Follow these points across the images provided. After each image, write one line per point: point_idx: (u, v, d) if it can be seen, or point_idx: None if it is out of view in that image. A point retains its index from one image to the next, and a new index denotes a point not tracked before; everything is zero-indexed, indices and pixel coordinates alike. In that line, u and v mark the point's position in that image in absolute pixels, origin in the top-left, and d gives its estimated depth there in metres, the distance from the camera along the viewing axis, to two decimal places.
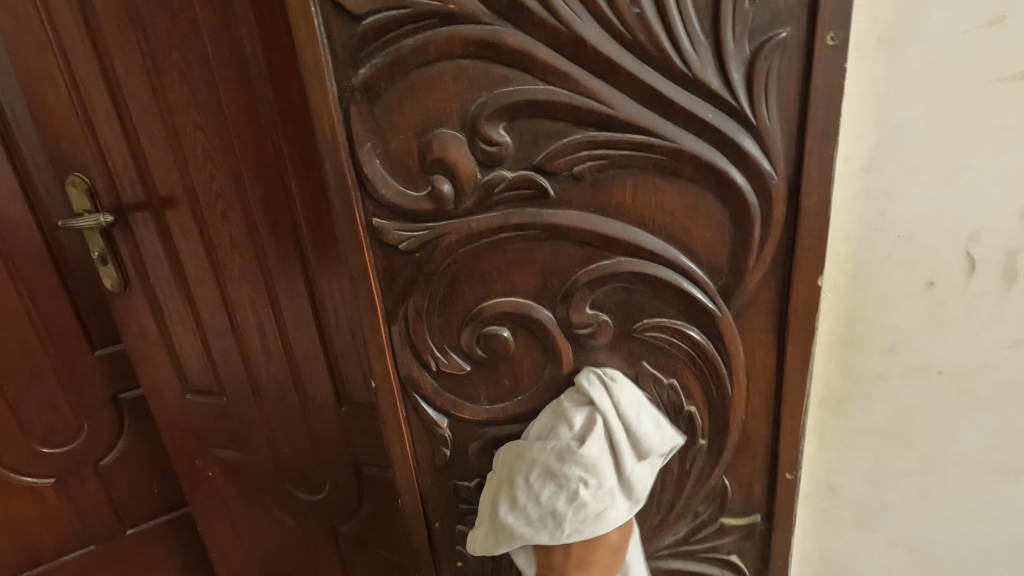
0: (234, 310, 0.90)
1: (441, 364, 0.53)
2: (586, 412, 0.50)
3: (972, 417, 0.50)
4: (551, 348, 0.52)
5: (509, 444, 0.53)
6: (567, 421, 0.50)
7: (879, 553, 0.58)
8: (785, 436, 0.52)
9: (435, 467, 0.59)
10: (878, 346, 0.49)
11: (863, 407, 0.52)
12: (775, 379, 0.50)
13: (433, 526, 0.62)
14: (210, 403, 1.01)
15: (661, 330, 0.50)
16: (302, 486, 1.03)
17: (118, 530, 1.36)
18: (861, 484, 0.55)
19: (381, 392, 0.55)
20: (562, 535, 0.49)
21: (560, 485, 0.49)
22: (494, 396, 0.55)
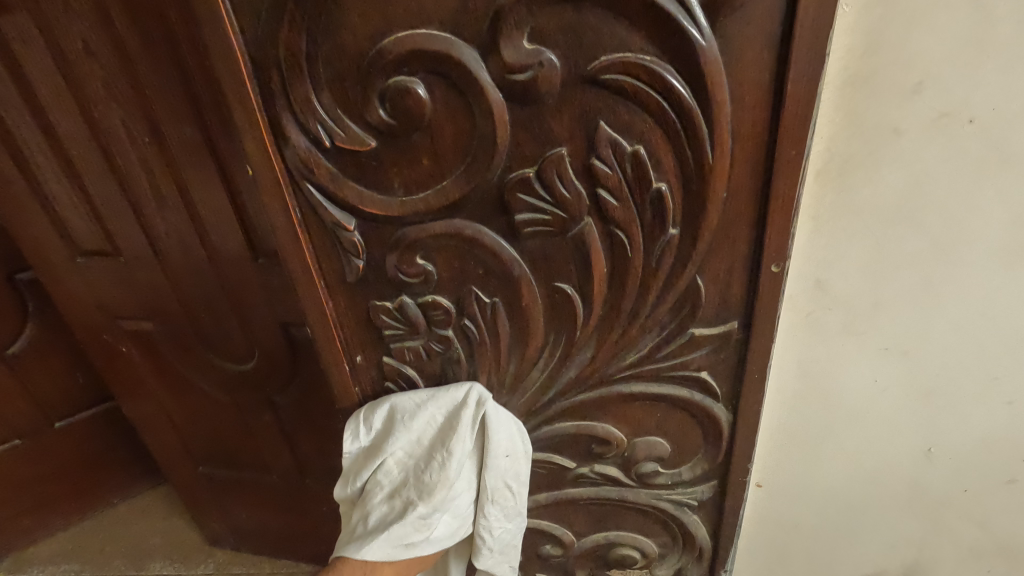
0: (110, 146, 0.73)
1: (336, 137, 0.41)
2: (472, 433, 0.50)
3: (1000, 183, 0.41)
4: (480, 106, 0.39)
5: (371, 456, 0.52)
6: (449, 453, 0.49)
7: (864, 361, 0.51)
8: (774, 216, 0.42)
9: (348, 288, 0.48)
10: (899, 87, 0.38)
11: (870, 175, 0.41)
12: (766, 139, 0.39)
13: (356, 361, 0.53)
14: (106, 268, 0.87)
15: (624, 71, 0.37)
16: (230, 358, 0.92)
17: (43, 425, 1.24)
18: (857, 279, 0.46)
19: (264, 184, 0.43)
20: (410, 539, 0.49)
21: (421, 510, 0.50)
22: (411, 184, 0.42)
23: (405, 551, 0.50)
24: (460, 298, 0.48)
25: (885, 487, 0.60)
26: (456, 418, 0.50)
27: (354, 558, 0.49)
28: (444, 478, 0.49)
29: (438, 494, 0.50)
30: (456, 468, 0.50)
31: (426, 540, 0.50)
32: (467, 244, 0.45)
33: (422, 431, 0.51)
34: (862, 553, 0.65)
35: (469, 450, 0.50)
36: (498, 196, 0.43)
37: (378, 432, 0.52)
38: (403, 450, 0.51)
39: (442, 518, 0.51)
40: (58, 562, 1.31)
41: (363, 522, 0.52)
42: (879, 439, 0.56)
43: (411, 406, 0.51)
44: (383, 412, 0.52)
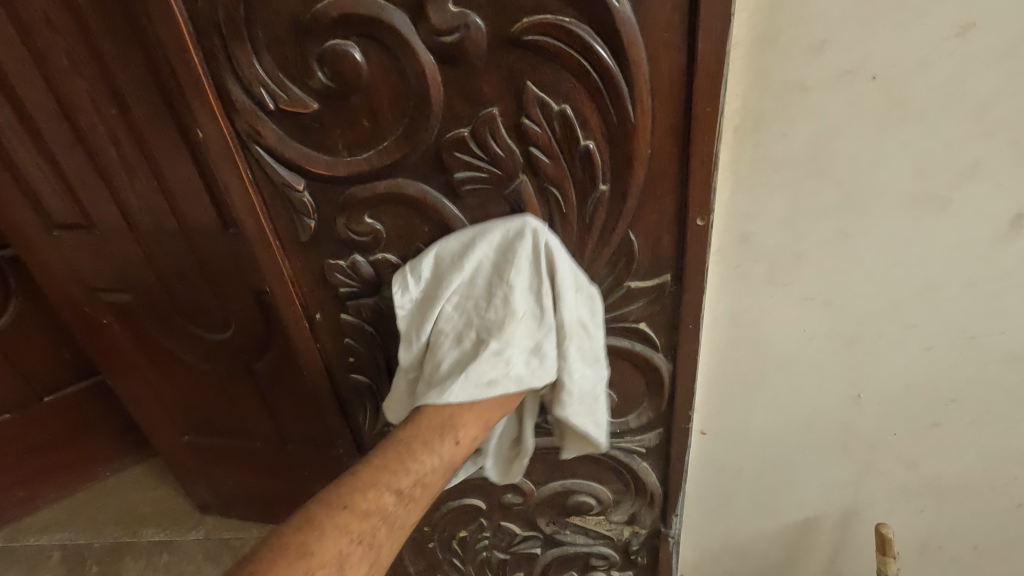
0: (78, 119, 0.75)
1: (279, 101, 0.43)
2: (529, 270, 0.46)
3: (903, 135, 0.43)
4: (413, 68, 0.41)
5: (427, 295, 0.49)
6: (507, 284, 0.46)
7: (793, 310, 0.54)
8: (695, 171, 0.44)
9: (302, 247, 0.51)
10: (805, 45, 0.41)
11: (783, 131, 0.44)
12: (684, 97, 0.42)
13: (315, 319, 0.55)
14: (82, 240, 0.89)
15: (545, 32, 0.39)
16: (207, 326, 0.95)
17: (31, 398, 1.27)
18: (778, 231, 0.49)
19: (214, 147, 0.45)
20: (484, 383, 0.45)
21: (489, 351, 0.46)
22: (354, 144, 0.45)
23: (487, 391, 0.46)
24: (409, 256, 0.51)
25: (820, 432, 0.63)
26: (510, 251, 0.46)
27: (434, 404, 0.46)
28: (510, 306, 0.46)
29: (509, 328, 0.46)
30: (518, 295, 0.46)
31: (508, 377, 0.46)
32: (411, 202, 0.47)
33: (480, 268, 0.47)
34: (803, 495, 0.70)
35: (526, 271, 0.46)
36: (437, 156, 0.45)
37: (433, 291, 0.49)
38: (459, 295, 0.48)
39: (519, 355, 0.46)
40: (53, 531, 1.35)
41: (432, 383, 0.48)
42: (812, 386, 0.59)
43: (457, 246, 0.47)
44: (433, 256, 0.48)
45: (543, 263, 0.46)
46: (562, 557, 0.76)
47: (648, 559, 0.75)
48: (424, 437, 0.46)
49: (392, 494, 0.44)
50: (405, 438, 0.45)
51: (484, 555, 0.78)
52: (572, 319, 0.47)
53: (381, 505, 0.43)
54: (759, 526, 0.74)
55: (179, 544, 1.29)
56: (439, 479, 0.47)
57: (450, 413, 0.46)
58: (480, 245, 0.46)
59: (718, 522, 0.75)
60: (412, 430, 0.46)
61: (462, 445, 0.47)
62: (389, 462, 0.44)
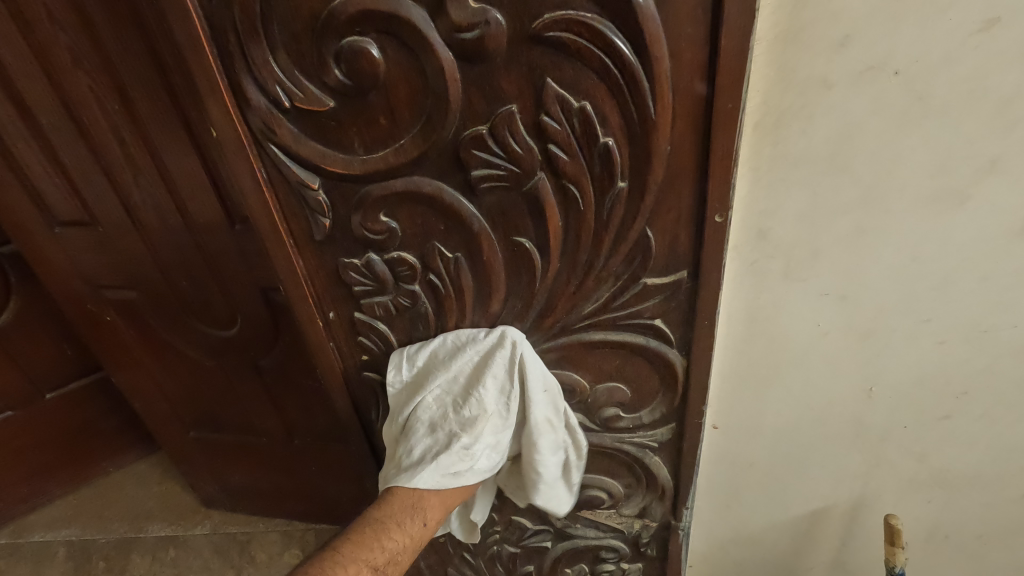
0: (80, 115, 0.74)
1: (295, 99, 0.42)
2: (503, 372, 0.52)
3: (923, 131, 0.43)
4: (431, 66, 0.41)
5: (407, 389, 0.56)
6: (480, 388, 0.52)
7: (808, 306, 0.54)
8: (716, 168, 0.44)
9: (317, 245, 0.50)
10: (828, 42, 0.41)
11: (803, 128, 0.44)
12: (705, 94, 0.41)
13: (328, 317, 0.55)
14: (86, 237, 0.88)
15: (566, 29, 0.39)
16: (213, 323, 0.94)
17: (34, 395, 1.27)
18: (795, 228, 0.49)
19: (229, 146, 0.45)
20: (446, 479, 0.51)
21: (451, 450, 0.51)
22: (371, 143, 0.44)
23: (452, 480, 0.51)
24: (424, 254, 0.51)
25: (831, 425, 0.64)
26: (489, 358, 0.52)
27: (406, 486, 0.51)
28: (481, 409, 0.52)
29: (479, 426, 0.52)
30: (484, 425, 0.52)
31: (470, 470, 0.52)
32: (427, 200, 0.47)
33: (459, 379, 0.53)
34: (812, 487, 0.70)
35: (503, 387, 0.53)
36: (454, 153, 0.45)
37: (419, 379, 0.55)
38: (440, 389, 0.54)
39: (484, 451, 0.53)
40: (58, 527, 1.35)
41: (408, 458, 0.53)
42: (825, 380, 0.60)
43: (451, 345, 0.54)
44: (424, 353, 0.55)
45: (521, 370, 0.53)
46: (573, 550, 0.77)
47: (658, 551, 0.76)
48: (397, 517, 0.49)
49: (370, 571, 0.46)
50: (386, 520, 0.49)
51: (495, 550, 0.79)
52: (539, 416, 0.55)
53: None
54: (768, 518, 0.75)
55: (185, 539, 1.29)
56: (415, 541, 0.50)
57: (421, 494, 0.51)
58: (468, 349, 0.53)
59: (727, 515, 0.75)
60: (388, 508, 0.49)
61: (430, 524, 0.51)
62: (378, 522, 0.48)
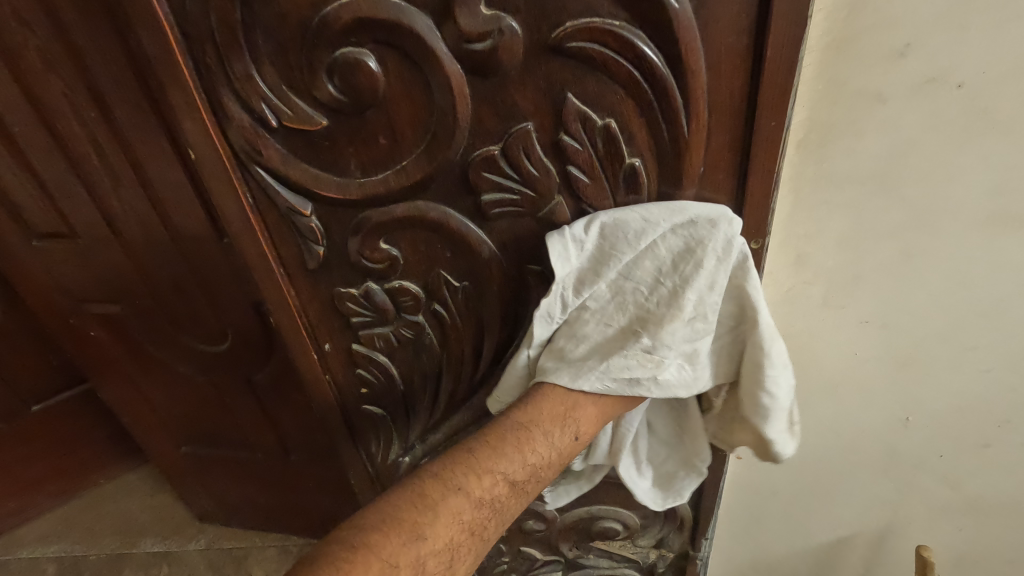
0: (54, 122, 0.69)
1: (283, 117, 0.37)
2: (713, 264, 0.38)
3: (984, 150, 0.39)
4: (438, 79, 0.36)
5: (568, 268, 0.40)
6: (682, 274, 0.38)
7: (845, 334, 0.50)
8: (753, 191, 0.39)
9: (310, 275, 0.46)
10: (884, 52, 0.36)
11: (851, 146, 0.39)
12: (744, 110, 0.37)
13: (324, 349, 0.51)
14: (66, 249, 0.83)
15: (590, 39, 0.34)
16: (203, 338, 0.90)
17: (19, 408, 1.22)
18: (836, 252, 0.45)
19: (210, 168, 0.40)
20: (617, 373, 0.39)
21: (630, 354, 0.39)
22: (369, 165, 0.40)
23: (625, 388, 0.40)
24: (428, 283, 0.46)
25: (862, 454, 0.60)
26: (696, 246, 0.38)
27: (564, 388, 0.40)
28: (675, 306, 0.38)
29: (669, 327, 0.38)
30: (660, 289, 0.39)
31: (653, 380, 0.39)
32: (432, 226, 0.43)
33: (654, 264, 0.39)
34: (838, 516, 0.67)
35: (710, 282, 0.38)
36: (462, 176, 0.40)
37: (598, 264, 0.40)
38: (619, 275, 0.40)
39: (673, 359, 0.39)
40: (48, 542, 1.31)
41: (568, 353, 0.41)
42: (858, 409, 0.56)
43: (635, 222, 0.39)
44: (604, 225, 0.39)
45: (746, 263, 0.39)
46: None
47: None
48: (543, 428, 0.39)
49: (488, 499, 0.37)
50: (526, 426, 0.39)
51: None
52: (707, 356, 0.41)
53: (492, 495, 0.37)
54: (790, 546, 0.71)
55: (180, 555, 1.25)
56: (564, 456, 0.40)
57: (577, 401, 0.40)
58: (664, 219, 0.38)
59: (747, 542, 0.71)
60: (534, 412, 0.39)
61: (581, 438, 0.41)
62: (516, 422, 0.39)
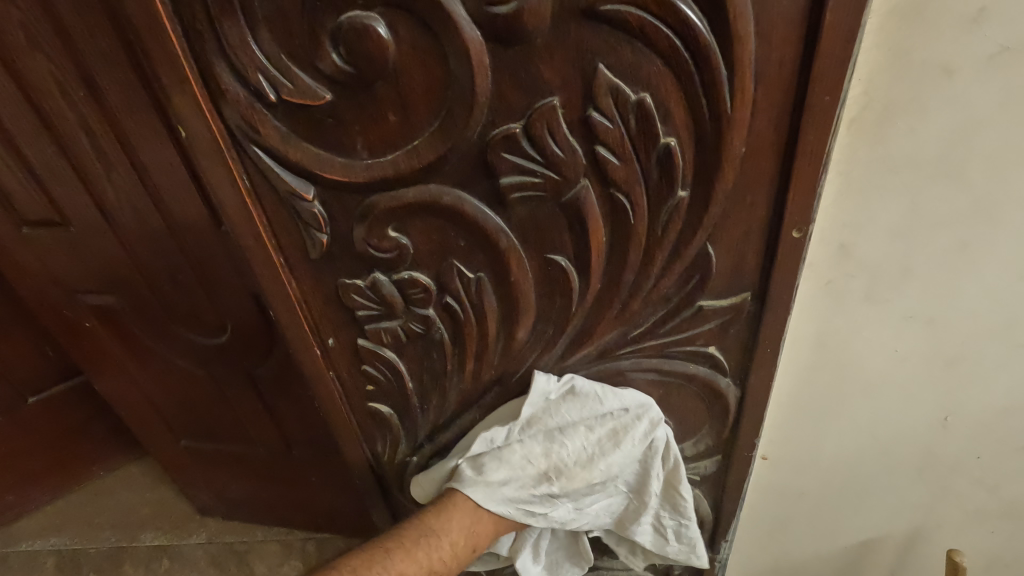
0: (42, 103, 0.65)
1: (283, 91, 0.34)
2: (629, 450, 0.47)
3: None
4: (455, 48, 0.32)
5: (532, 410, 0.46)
6: (604, 451, 0.46)
7: (887, 330, 0.46)
8: (800, 173, 0.36)
9: (312, 265, 0.42)
10: (955, 18, 0.32)
11: (909, 127, 0.36)
12: (795, 83, 0.33)
13: (327, 345, 0.47)
14: (57, 238, 0.79)
15: (628, 1, 0.31)
16: (201, 331, 0.86)
17: (16, 400, 1.19)
18: (884, 243, 0.41)
19: (203, 149, 0.36)
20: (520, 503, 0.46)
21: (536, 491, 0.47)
22: (378, 145, 0.36)
23: (522, 514, 0.47)
24: (440, 275, 0.43)
25: (895, 456, 0.57)
26: (623, 431, 0.47)
27: (474, 502, 0.45)
28: (591, 470, 0.46)
29: (575, 482, 0.47)
30: (586, 454, 0.46)
31: (544, 515, 0.48)
32: (445, 213, 0.39)
33: (588, 436, 0.46)
34: (864, 518, 0.64)
35: (624, 457, 0.47)
36: (479, 158, 0.36)
37: (547, 421, 0.46)
38: (557, 431, 0.46)
39: (565, 503, 0.48)
40: (47, 536, 1.29)
41: (485, 475, 0.46)
42: (893, 410, 0.52)
43: (591, 398, 0.46)
44: (560, 390, 0.46)
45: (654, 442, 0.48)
46: None
47: None
48: (451, 535, 0.44)
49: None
50: (440, 534, 0.43)
51: None
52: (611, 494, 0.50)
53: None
54: (812, 548, 0.68)
55: (181, 549, 1.23)
56: (458, 562, 0.45)
57: (480, 515, 0.45)
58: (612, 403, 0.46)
59: (767, 544, 0.69)
60: (445, 521, 0.44)
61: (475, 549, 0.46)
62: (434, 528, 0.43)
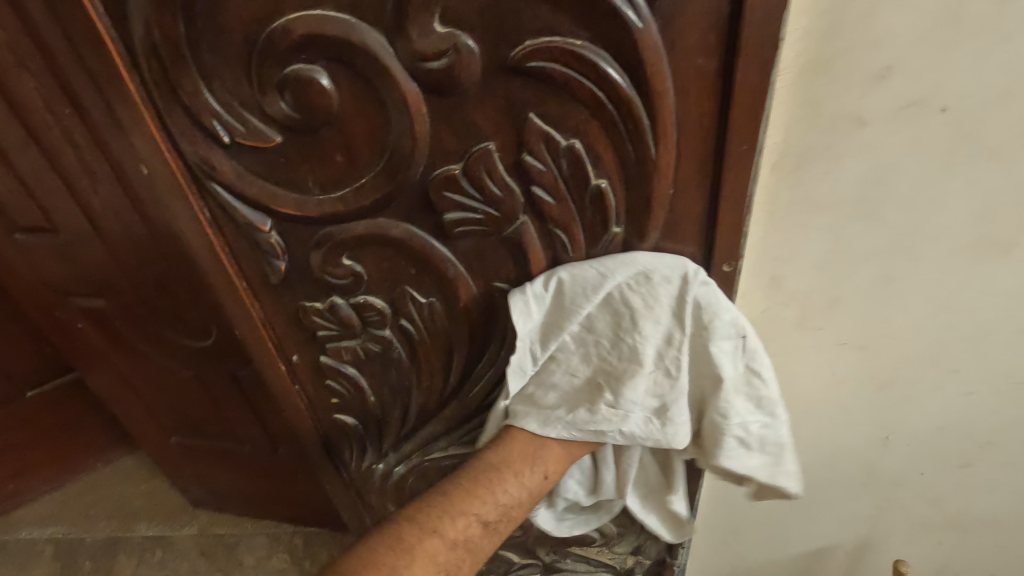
0: (30, 117, 0.67)
1: (235, 134, 0.36)
2: (673, 317, 0.38)
3: (966, 174, 0.37)
4: (393, 97, 0.34)
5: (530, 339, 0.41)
6: (640, 317, 0.38)
7: (824, 355, 0.48)
8: (725, 214, 0.38)
9: (273, 289, 0.45)
10: (863, 73, 0.34)
11: (828, 170, 0.38)
12: (714, 133, 0.35)
13: (292, 362, 0.50)
14: (48, 244, 0.82)
15: (551, 58, 0.33)
16: (187, 334, 0.89)
17: (15, 393, 1.24)
18: (813, 275, 0.43)
19: (164, 184, 0.39)
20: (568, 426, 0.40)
21: (584, 408, 0.40)
22: (327, 182, 0.38)
23: (595, 438, 0.41)
24: (394, 299, 0.45)
25: (841, 471, 0.59)
26: (650, 288, 0.38)
27: (530, 433, 0.42)
28: (637, 360, 0.39)
29: (633, 382, 0.39)
30: (625, 341, 0.39)
31: (619, 431, 0.40)
32: (394, 243, 0.41)
33: (610, 316, 0.39)
34: (817, 528, 0.66)
35: (663, 313, 0.38)
36: (423, 195, 0.39)
37: (560, 334, 0.41)
38: (580, 327, 0.40)
39: (640, 411, 0.39)
40: (45, 525, 1.33)
41: (541, 405, 0.42)
42: (836, 428, 0.55)
43: (592, 275, 0.39)
44: (555, 282, 0.40)
45: (693, 290, 0.38)
46: None
47: None
48: (515, 466, 0.41)
49: (478, 526, 0.39)
50: (502, 467, 0.40)
51: None
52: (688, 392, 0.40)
53: (465, 537, 0.38)
54: (769, 555, 0.71)
55: (173, 540, 1.27)
56: (529, 502, 0.41)
57: (544, 444, 0.42)
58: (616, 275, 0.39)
59: (727, 551, 0.71)
60: (507, 453, 0.41)
61: (551, 477, 0.42)
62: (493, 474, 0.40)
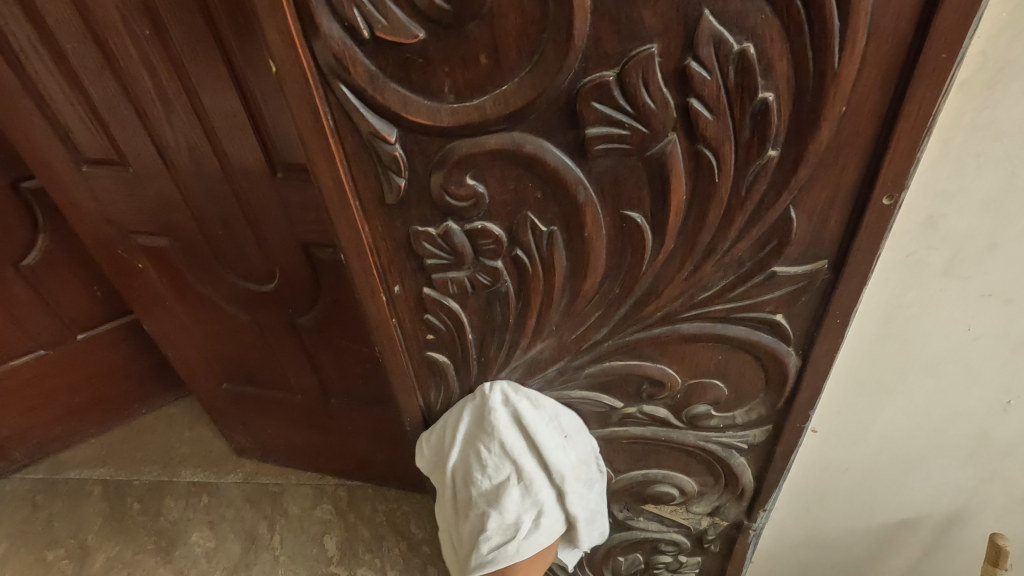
0: (107, 41, 0.66)
1: (378, 27, 0.33)
2: (508, 432, 0.51)
3: None
4: None
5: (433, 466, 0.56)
6: (490, 445, 0.51)
7: (962, 308, 0.45)
8: (902, 136, 0.34)
9: (386, 211, 0.42)
10: None
11: None
12: (910, 39, 0.32)
13: (392, 293, 0.48)
14: (114, 179, 0.81)
15: None
16: (249, 277, 0.88)
17: (66, 336, 1.25)
18: (979, 215, 0.40)
19: (290, 85, 0.36)
20: (490, 540, 0.51)
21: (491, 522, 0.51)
22: (466, 88, 0.36)
23: (508, 551, 0.51)
24: (513, 226, 0.42)
25: (948, 437, 0.56)
26: (487, 420, 0.51)
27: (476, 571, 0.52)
28: (508, 478, 0.51)
29: (504, 498, 0.51)
30: (488, 467, 0.51)
31: (519, 539, 0.51)
32: (524, 162, 0.39)
33: (471, 452, 0.52)
34: (906, 497, 0.64)
35: (509, 430, 0.51)
36: (568, 107, 0.36)
37: (460, 470, 0.53)
38: (454, 467, 0.53)
39: (527, 516, 0.51)
40: (93, 466, 1.36)
41: (484, 547, 0.52)
42: (955, 390, 0.52)
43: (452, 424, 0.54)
44: (465, 424, 0.53)
45: (516, 408, 0.51)
46: (628, 542, 0.72)
47: (721, 548, 0.71)
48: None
49: None
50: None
51: None
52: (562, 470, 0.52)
53: None
54: (848, 523, 0.69)
55: (218, 487, 1.28)
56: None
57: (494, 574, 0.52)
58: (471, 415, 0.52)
59: (804, 516, 0.69)
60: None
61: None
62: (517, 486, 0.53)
